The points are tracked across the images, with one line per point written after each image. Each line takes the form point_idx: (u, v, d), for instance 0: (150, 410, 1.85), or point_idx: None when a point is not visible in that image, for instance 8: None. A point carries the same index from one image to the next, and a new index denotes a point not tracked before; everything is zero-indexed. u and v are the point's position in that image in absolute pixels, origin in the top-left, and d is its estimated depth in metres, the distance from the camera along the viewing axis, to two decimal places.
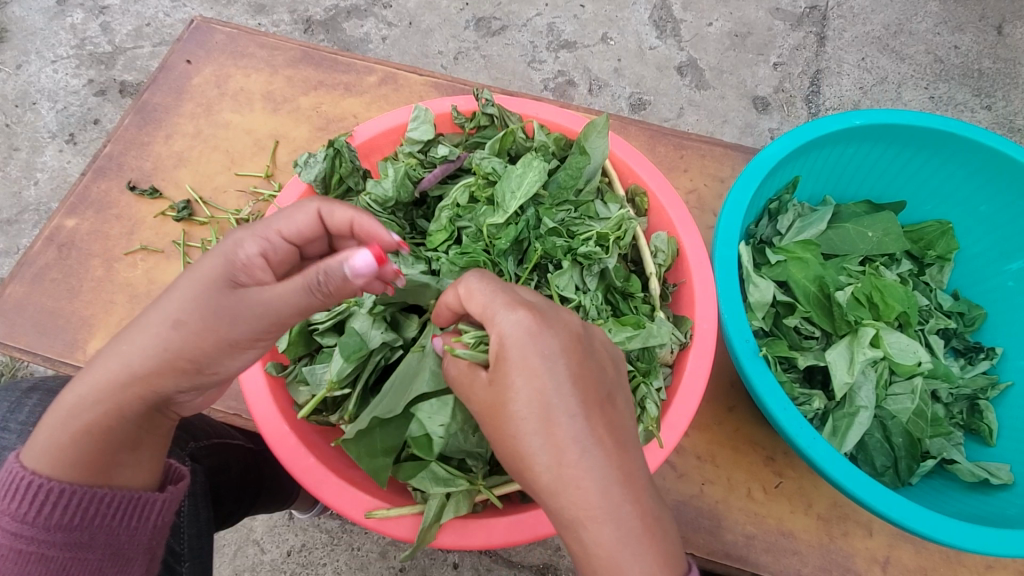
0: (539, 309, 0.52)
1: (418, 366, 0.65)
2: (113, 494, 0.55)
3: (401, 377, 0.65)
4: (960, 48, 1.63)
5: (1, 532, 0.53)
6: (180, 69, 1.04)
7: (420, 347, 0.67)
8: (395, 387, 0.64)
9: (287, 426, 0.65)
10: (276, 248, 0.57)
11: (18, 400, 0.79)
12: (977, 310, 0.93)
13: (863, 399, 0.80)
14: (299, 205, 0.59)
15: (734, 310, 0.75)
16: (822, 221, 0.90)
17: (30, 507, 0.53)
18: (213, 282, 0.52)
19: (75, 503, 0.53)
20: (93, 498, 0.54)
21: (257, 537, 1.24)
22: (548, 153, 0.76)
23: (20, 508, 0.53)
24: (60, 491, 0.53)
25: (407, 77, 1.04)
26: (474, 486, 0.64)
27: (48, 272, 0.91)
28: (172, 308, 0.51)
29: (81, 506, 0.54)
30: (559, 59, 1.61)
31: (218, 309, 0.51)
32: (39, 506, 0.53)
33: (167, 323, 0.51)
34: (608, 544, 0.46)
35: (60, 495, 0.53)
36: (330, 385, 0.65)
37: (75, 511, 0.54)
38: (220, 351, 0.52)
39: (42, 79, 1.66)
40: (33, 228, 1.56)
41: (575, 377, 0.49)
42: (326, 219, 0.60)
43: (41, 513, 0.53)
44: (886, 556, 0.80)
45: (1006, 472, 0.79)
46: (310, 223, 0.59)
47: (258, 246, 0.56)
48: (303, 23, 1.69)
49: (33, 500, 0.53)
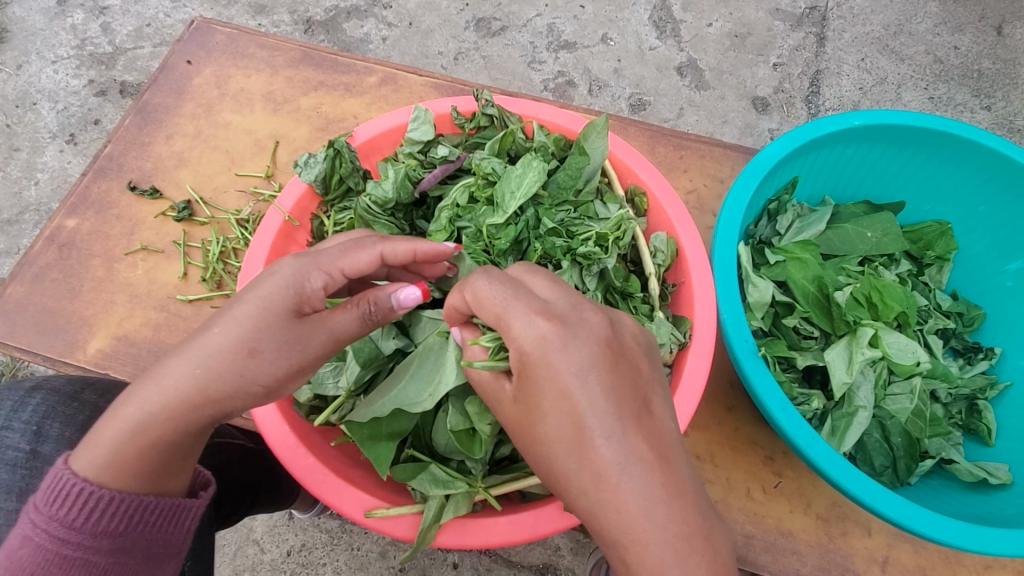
0: (562, 316, 0.50)
1: (438, 359, 0.66)
2: (157, 502, 0.56)
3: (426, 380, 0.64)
4: (959, 48, 1.63)
5: (47, 537, 0.55)
6: (181, 70, 1.04)
7: (443, 332, 0.67)
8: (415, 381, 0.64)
9: (288, 427, 0.65)
10: (337, 281, 0.58)
11: (20, 399, 0.80)
12: (977, 310, 0.93)
13: (862, 399, 0.80)
14: (361, 244, 0.58)
15: (734, 311, 0.75)
16: (821, 221, 0.90)
17: (78, 513, 0.54)
18: (281, 314, 0.55)
19: (122, 510, 0.55)
20: (139, 506, 0.56)
21: (257, 537, 1.25)
22: (548, 154, 0.77)
23: (68, 514, 0.54)
24: (110, 498, 0.55)
25: (407, 77, 1.04)
26: (474, 489, 0.65)
27: (48, 272, 0.92)
28: (243, 333, 0.53)
29: (128, 513, 0.56)
30: (559, 59, 1.62)
31: (295, 341, 0.55)
32: (88, 512, 0.55)
33: (243, 351, 0.53)
34: (629, 539, 0.46)
35: (109, 503, 0.55)
36: (346, 393, 0.67)
37: (121, 518, 0.55)
38: (283, 378, 0.55)
39: (42, 79, 1.67)
40: (34, 228, 1.56)
41: (612, 388, 0.49)
42: (388, 257, 0.59)
43: (89, 519, 0.55)
44: (885, 556, 0.80)
45: (1005, 472, 0.79)
46: (372, 262, 0.59)
47: (323, 280, 0.57)
48: (303, 24, 1.69)
49: (82, 506, 0.54)
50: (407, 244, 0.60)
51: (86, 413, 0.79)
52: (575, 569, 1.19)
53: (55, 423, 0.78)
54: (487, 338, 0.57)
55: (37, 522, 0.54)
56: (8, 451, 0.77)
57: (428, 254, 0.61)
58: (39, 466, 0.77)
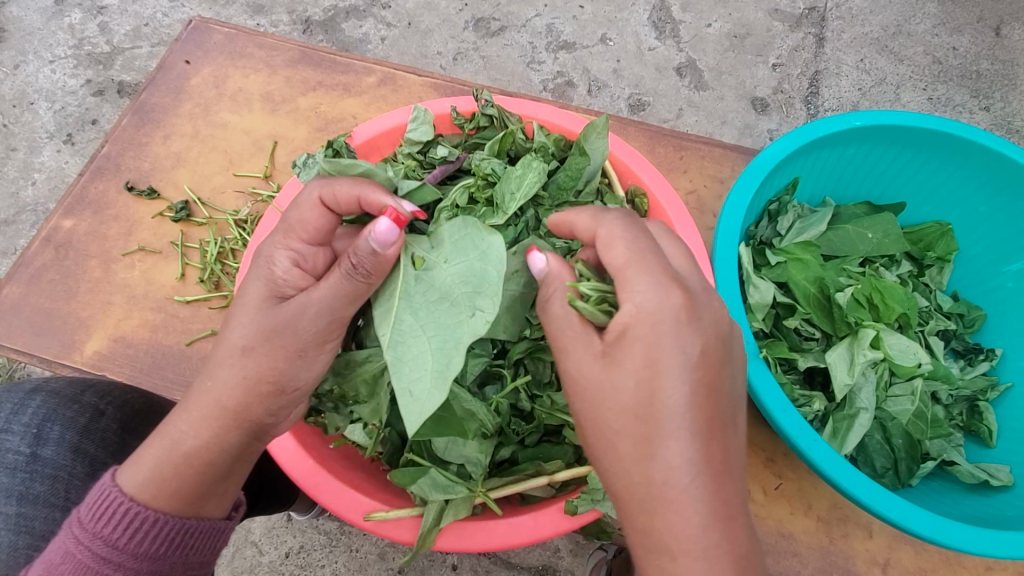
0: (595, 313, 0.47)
1: (436, 282, 0.60)
2: (198, 525, 0.58)
3: (452, 300, 0.58)
4: (958, 49, 1.63)
5: (89, 555, 0.55)
6: (179, 69, 1.04)
7: (419, 262, 0.61)
8: (440, 318, 0.58)
9: (292, 434, 0.65)
10: (303, 252, 0.58)
11: (20, 400, 0.80)
12: (977, 311, 0.93)
13: (864, 400, 0.79)
14: (299, 202, 0.58)
15: (734, 311, 0.74)
16: (823, 222, 0.89)
17: (123, 533, 0.55)
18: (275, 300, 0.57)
19: (165, 532, 0.56)
20: (181, 529, 0.57)
21: (255, 540, 1.24)
22: (548, 154, 0.76)
23: (113, 533, 0.55)
24: (154, 520, 0.56)
25: (406, 77, 1.03)
26: (474, 494, 0.64)
27: (44, 273, 0.91)
28: (233, 327, 0.56)
29: (170, 535, 0.56)
30: (558, 59, 1.61)
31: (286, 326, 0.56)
32: (131, 532, 0.55)
33: (237, 351, 0.55)
34: None
35: (154, 524, 0.56)
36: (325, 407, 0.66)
37: (163, 540, 0.56)
38: (294, 364, 0.56)
39: (40, 79, 1.66)
40: (31, 228, 1.55)
41: None
42: (328, 202, 0.58)
43: (132, 540, 0.55)
44: (887, 558, 0.80)
45: (1006, 474, 0.79)
46: (322, 215, 0.58)
47: (289, 257, 0.57)
48: (301, 24, 1.69)
49: (126, 526, 0.55)
50: (350, 189, 0.58)
51: (86, 416, 0.78)
52: (575, 570, 1.19)
53: (56, 426, 0.78)
54: (588, 288, 0.54)
55: (81, 539, 0.55)
56: (7, 454, 0.77)
57: (373, 201, 0.58)
58: (39, 469, 0.77)
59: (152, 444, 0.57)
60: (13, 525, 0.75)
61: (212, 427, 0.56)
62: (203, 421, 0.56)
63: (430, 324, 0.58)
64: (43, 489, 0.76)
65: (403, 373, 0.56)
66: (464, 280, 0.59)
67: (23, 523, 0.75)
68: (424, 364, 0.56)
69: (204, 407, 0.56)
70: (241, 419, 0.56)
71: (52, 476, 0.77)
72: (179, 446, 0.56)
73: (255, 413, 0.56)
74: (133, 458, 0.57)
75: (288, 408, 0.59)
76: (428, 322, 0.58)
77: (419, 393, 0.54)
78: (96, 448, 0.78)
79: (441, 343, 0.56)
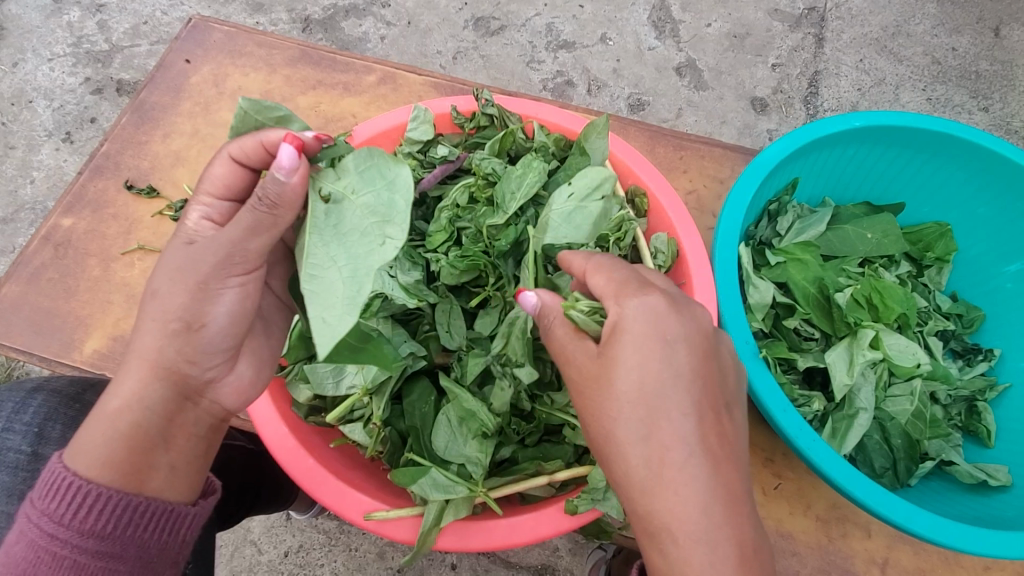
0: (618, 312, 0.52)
1: (345, 211, 0.53)
2: (148, 504, 0.55)
3: (362, 231, 0.51)
4: (957, 50, 1.63)
5: (39, 533, 0.54)
6: (178, 68, 1.03)
7: (326, 196, 0.54)
8: (351, 248, 0.51)
9: (270, 404, 0.66)
10: (221, 207, 0.59)
11: (21, 400, 0.80)
12: (975, 312, 0.93)
13: (863, 400, 0.80)
14: (214, 157, 0.58)
15: (733, 311, 0.74)
16: (822, 223, 0.89)
17: (69, 510, 0.54)
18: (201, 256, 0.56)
19: (111, 507, 0.54)
20: (127, 505, 0.55)
21: (254, 538, 1.24)
22: (548, 154, 0.76)
23: (59, 509, 0.54)
24: (98, 495, 0.54)
25: (406, 76, 1.03)
26: (474, 494, 0.64)
27: (43, 272, 0.91)
28: (156, 275, 0.57)
29: (116, 513, 0.54)
30: (558, 59, 1.61)
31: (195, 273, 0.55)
32: (75, 508, 0.54)
33: None
34: None
35: (98, 499, 0.54)
36: (360, 390, 0.67)
37: (109, 518, 0.54)
38: None
39: (38, 76, 1.65)
40: (29, 227, 1.55)
41: None
42: (239, 157, 0.57)
43: (76, 516, 0.54)
44: (886, 558, 0.80)
45: (1005, 474, 0.79)
46: (233, 170, 0.58)
47: (201, 212, 0.58)
48: (301, 22, 1.69)
49: (71, 502, 0.54)
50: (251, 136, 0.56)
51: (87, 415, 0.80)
52: (573, 569, 1.19)
53: (57, 425, 0.79)
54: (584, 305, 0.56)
55: (31, 517, 0.55)
56: (9, 454, 0.77)
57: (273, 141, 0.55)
58: (40, 468, 0.77)
59: (93, 419, 0.55)
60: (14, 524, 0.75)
61: (133, 385, 0.55)
62: None
63: (340, 253, 0.51)
64: None
65: (316, 302, 0.48)
66: (371, 212, 0.52)
67: None
68: (337, 291, 0.49)
69: (133, 363, 0.56)
70: (156, 368, 0.56)
71: None
72: (105, 408, 0.55)
73: (168, 358, 0.56)
74: (78, 435, 0.56)
75: (215, 353, 0.58)
76: (338, 252, 0.51)
77: (333, 318, 0.47)
78: None
79: (352, 271, 0.49)
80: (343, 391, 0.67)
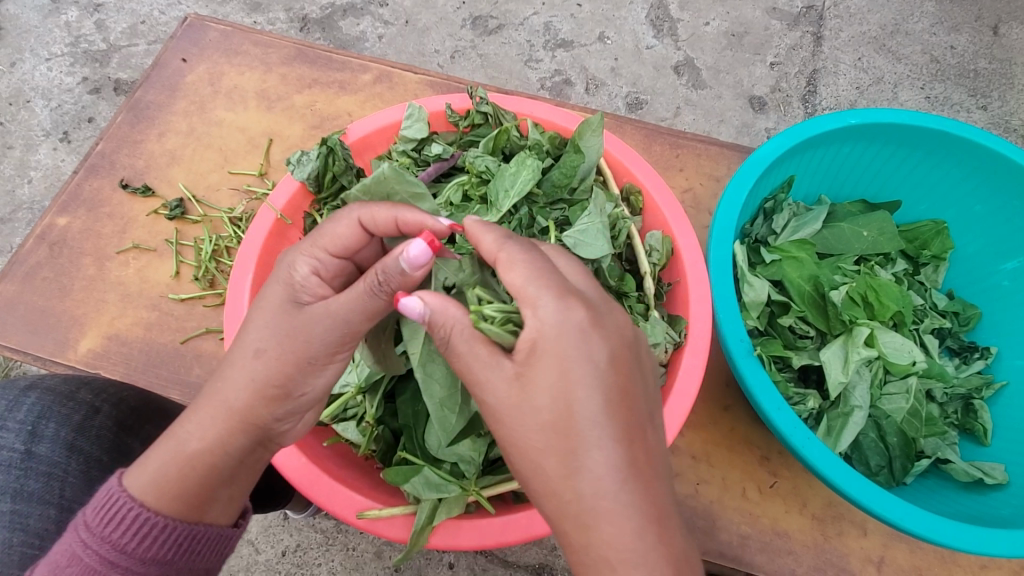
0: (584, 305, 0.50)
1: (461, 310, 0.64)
2: (207, 531, 0.56)
3: None
4: (956, 48, 1.63)
5: (97, 559, 0.53)
6: (174, 67, 1.03)
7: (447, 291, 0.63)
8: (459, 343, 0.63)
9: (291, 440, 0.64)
10: (330, 263, 0.58)
11: (14, 398, 0.80)
12: (972, 310, 0.93)
13: (858, 398, 0.79)
14: (338, 217, 0.58)
15: (727, 309, 0.74)
16: (817, 221, 0.89)
17: (131, 538, 0.53)
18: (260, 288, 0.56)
19: (173, 537, 0.54)
20: (189, 534, 0.55)
21: (252, 538, 1.24)
22: (543, 151, 0.76)
23: (121, 537, 0.53)
24: (163, 525, 0.53)
25: (402, 74, 1.03)
26: (467, 492, 0.64)
27: (37, 271, 0.91)
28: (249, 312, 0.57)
29: (178, 541, 0.54)
30: (556, 58, 1.61)
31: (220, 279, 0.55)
32: (138, 537, 0.53)
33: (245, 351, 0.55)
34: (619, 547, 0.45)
35: (162, 529, 0.53)
36: (354, 388, 0.67)
37: (171, 546, 0.54)
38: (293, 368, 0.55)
39: (36, 76, 1.65)
40: (27, 226, 1.55)
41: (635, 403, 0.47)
42: (367, 224, 0.58)
43: (138, 544, 0.53)
44: (881, 556, 0.79)
45: (1001, 472, 0.79)
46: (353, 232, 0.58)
47: (310, 265, 0.58)
48: (298, 22, 1.69)
49: (135, 530, 0.53)
50: (388, 210, 0.58)
51: (81, 414, 0.78)
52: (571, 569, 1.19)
53: (50, 423, 0.78)
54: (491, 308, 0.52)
55: (88, 542, 0.53)
56: (3, 451, 0.77)
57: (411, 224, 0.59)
58: (34, 466, 0.77)
59: (161, 445, 0.55)
60: (9, 522, 0.75)
61: (217, 429, 0.55)
62: (201, 421, 0.55)
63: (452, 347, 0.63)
64: (37, 486, 0.76)
65: (434, 392, 0.62)
66: None
67: (17, 522, 0.75)
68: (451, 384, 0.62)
69: (208, 401, 0.55)
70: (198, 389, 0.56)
71: (47, 474, 0.77)
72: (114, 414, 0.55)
73: (260, 418, 0.55)
74: (139, 460, 0.55)
75: (295, 414, 0.58)
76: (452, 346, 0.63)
77: (450, 410, 0.62)
78: (89, 445, 0.78)
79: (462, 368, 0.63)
80: (337, 389, 0.68)
